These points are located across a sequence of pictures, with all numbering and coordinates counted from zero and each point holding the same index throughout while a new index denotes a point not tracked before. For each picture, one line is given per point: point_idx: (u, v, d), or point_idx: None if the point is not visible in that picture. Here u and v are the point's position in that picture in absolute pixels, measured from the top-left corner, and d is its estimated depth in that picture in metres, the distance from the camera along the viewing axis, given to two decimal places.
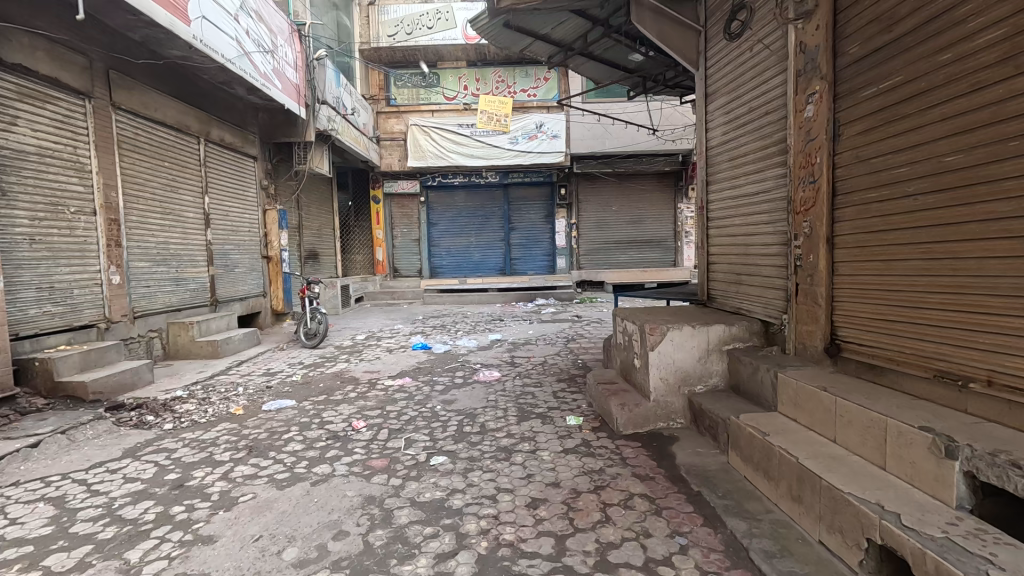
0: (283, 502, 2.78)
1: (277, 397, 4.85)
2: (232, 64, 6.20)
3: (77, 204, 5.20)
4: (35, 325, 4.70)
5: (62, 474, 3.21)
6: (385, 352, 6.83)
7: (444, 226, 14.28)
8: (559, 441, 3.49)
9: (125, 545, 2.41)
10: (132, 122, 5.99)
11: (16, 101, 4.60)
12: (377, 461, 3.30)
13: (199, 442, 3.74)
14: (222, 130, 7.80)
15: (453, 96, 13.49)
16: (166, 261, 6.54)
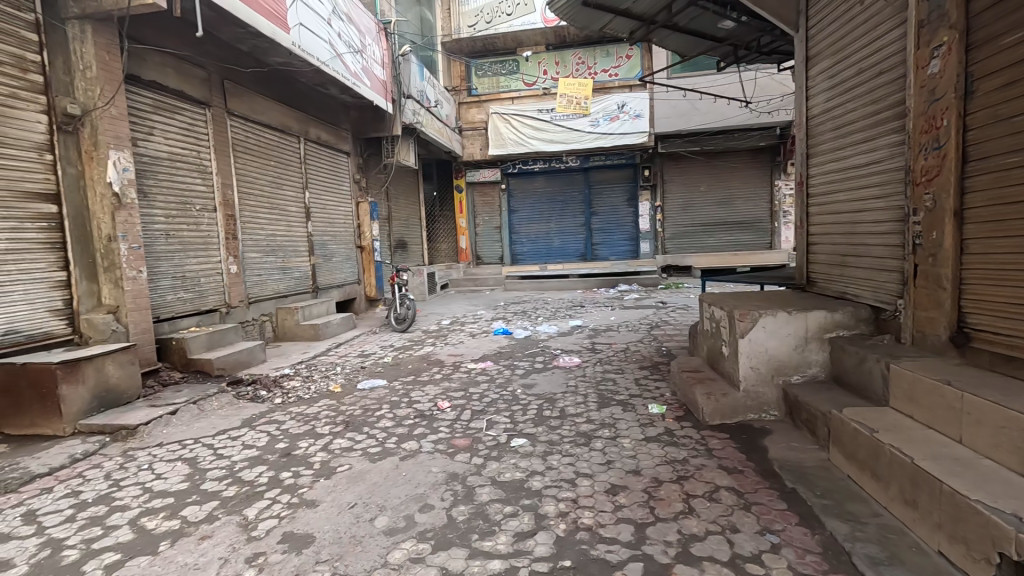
0: (375, 474, 2.98)
1: (369, 377, 5.21)
2: (326, 67, 6.63)
3: (201, 202, 5.86)
4: (171, 309, 5.41)
5: (195, 438, 3.69)
6: (468, 337, 7.06)
7: (524, 212, 14.37)
8: (640, 429, 3.40)
9: (244, 503, 2.72)
10: (243, 126, 6.63)
11: (153, 113, 5.27)
12: (460, 440, 3.44)
13: (304, 416, 4.11)
14: (318, 129, 8.40)
15: (532, 82, 13.50)
16: (274, 252, 7.21)
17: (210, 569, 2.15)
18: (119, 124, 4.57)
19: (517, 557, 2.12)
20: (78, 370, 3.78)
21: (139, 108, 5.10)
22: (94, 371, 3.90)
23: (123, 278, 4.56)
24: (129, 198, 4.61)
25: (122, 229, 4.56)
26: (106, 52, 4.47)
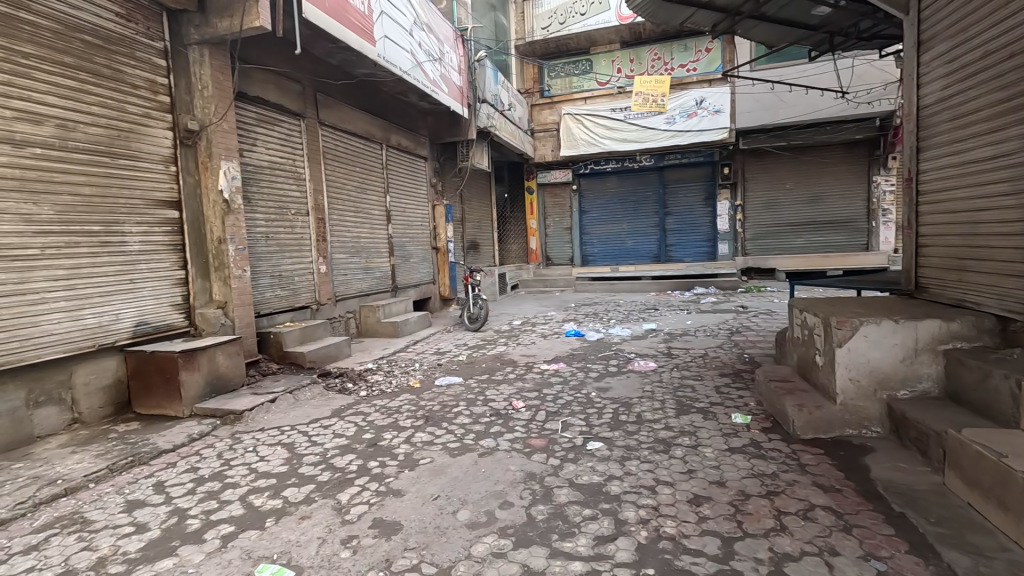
0: (456, 468, 3.09)
1: (446, 374, 5.40)
2: (408, 76, 6.92)
3: (296, 207, 6.34)
4: (270, 306, 5.90)
5: (292, 425, 4.01)
6: (540, 337, 7.11)
7: (595, 213, 14.22)
8: (724, 439, 3.27)
9: (336, 488, 2.92)
10: (333, 135, 7.10)
11: (257, 126, 5.79)
12: (536, 440, 3.48)
13: (388, 409, 4.34)
14: (399, 135, 8.80)
15: (605, 81, 13.32)
16: (358, 253, 7.65)
17: (310, 547, 2.33)
18: (229, 137, 5.06)
19: (599, 560, 2.12)
20: (195, 358, 4.22)
21: (245, 122, 5.62)
22: (207, 360, 4.34)
23: (231, 277, 5.04)
24: (236, 204, 5.10)
25: (230, 232, 5.05)
26: (220, 73, 4.96)
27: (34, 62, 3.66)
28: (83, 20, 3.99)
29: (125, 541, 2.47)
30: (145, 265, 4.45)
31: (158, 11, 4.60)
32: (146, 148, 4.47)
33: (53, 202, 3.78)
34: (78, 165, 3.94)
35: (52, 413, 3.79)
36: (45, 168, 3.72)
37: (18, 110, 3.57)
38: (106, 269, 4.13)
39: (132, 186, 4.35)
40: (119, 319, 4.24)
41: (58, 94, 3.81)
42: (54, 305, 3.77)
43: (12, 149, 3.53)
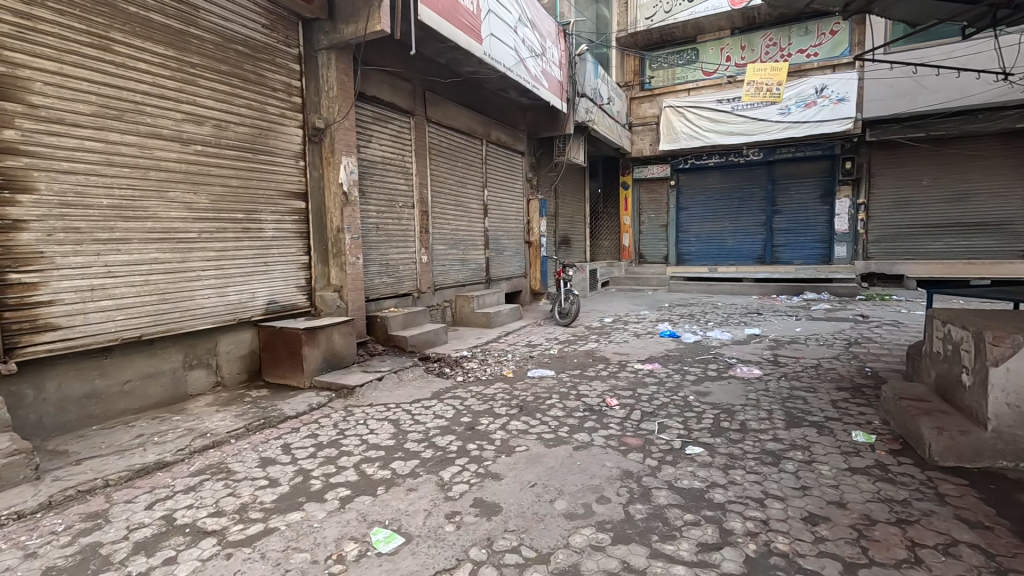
0: (551, 459, 3.14)
1: (538, 366, 5.47)
2: (511, 72, 7.04)
3: (403, 200, 6.74)
4: (377, 292, 6.33)
5: (396, 403, 4.29)
6: (633, 336, 6.95)
7: (694, 210, 13.57)
8: (843, 457, 3.00)
9: (439, 465, 3.08)
10: (438, 131, 7.43)
11: (373, 124, 6.21)
12: (632, 439, 3.42)
13: (484, 395, 4.49)
14: (498, 130, 9.00)
15: (712, 70, 12.65)
16: (457, 245, 7.96)
17: (418, 517, 2.49)
18: (349, 135, 5.50)
19: (703, 567, 2.05)
20: (316, 336, 4.65)
21: (363, 120, 6.06)
22: (325, 338, 4.77)
23: (346, 263, 5.51)
24: (353, 196, 5.56)
25: (347, 222, 5.52)
26: (344, 75, 5.40)
27: (199, 71, 4.22)
28: (237, 33, 4.52)
29: (262, 492, 2.81)
30: (277, 250, 4.98)
31: (295, 20, 5.09)
32: (282, 145, 4.98)
33: (209, 192, 4.33)
34: (229, 160, 4.49)
35: (202, 375, 4.39)
36: (204, 163, 4.28)
37: (186, 112, 4.14)
38: (247, 253, 4.68)
39: (269, 179, 4.88)
40: (255, 297, 4.78)
41: (216, 98, 4.36)
42: (206, 282, 4.33)
43: (180, 146, 4.10)
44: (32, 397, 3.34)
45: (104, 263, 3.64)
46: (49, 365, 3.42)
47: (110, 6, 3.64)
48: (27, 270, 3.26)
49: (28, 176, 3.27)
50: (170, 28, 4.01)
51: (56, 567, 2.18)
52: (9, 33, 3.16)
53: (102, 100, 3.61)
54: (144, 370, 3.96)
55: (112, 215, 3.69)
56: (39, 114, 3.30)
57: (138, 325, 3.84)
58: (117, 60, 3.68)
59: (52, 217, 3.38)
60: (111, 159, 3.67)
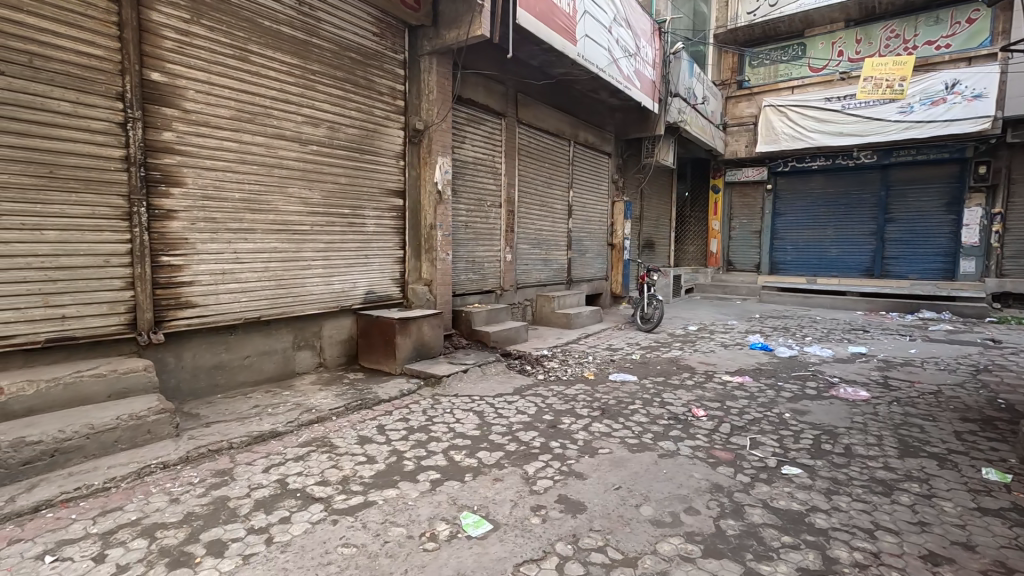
0: (636, 464, 3.10)
1: (620, 370, 5.40)
2: (603, 73, 6.98)
3: (492, 199, 6.92)
4: (463, 287, 6.56)
5: (481, 396, 4.43)
6: (721, 346, 6.64)
7: (793, 216, 12.68)
8: (970, 496, 2.69)
9: (523, 460, 3.15)
10: (527, 132, 7.55)
11: (467, 125, 6.43)
12: (722, 452, 3.29)
13: (565, 395, 4.52)
14: (586, 131, 8.97)
15: (821, 67, 11.75)
16: (540, 245, 8.05)
17: (505, 507, 2.56)
18: (445, 136, 5.74)
19: None
20: (408, 325, 4.93)
21: (458, 122, 6.30)
22: (416, 329, 5.03)
23: (436, 259, 5.75)
24: (446, 195, 5.79)
25: (439, 219, 5.76)
26: (443, 79, 5.66)
27: (319, 78, 4.61)
28: (351, 41, 4.88)
29: (361, 467, 3.03)
30: (376, 244, 5.32)
31: (402, 28, 5.41)
32: (385, 145, 5.31)
33: (321, 188, 4.72)
34: (339, 159, 4.86)
35: (307, 356, 4.79)
36: (318, 161, 4.68)
37: (306, 115, 4.54)
38: (350, 245, 5.04)
39: (372, 177, 5.22)
40: (355, 287, 5.14)
41: (331, 102, 4.74)
42: (315, 271, 4.72)
43: (299, 146, 4.52)
44: (172, 363, 3.82)
45: (233, 251, 4.09)
46: (186, 338, 3.90)
47: (249, 21, 4.08)
48: (174, 254, 3.75)
49: (178, 171, 3.74)
50: (296, 39, 4.42)
51: (195, 512, 2.50)
52: (171, 47, 3.65)
53: (238, 105, 4.06)
54: (260, 348, 4.40)
55: (241, 208, 4.13)
56: (189, 118, 3.78)
57: (257, 307, 4.28)
58: (253, 69, 4.13)
59: (196, 208, 3.85)
60: (243, 157, 4.11)
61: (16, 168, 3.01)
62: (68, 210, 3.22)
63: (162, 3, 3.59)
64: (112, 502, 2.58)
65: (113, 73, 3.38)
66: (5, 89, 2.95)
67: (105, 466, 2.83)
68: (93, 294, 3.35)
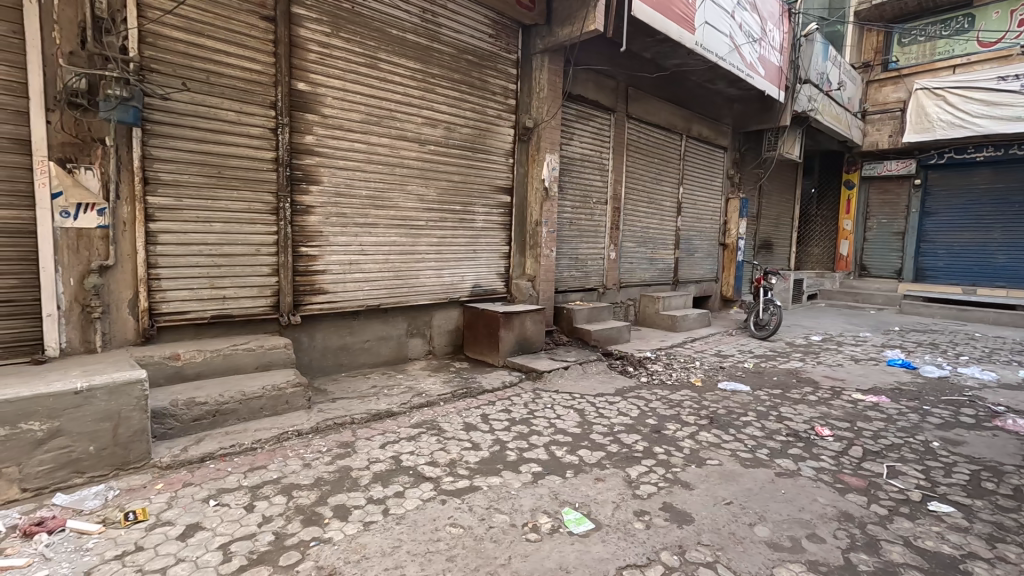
0: (748, 479, 2.90)
1: (730, 379, 5.06)
2: (723, 61, 6.52)
3: (598, 196, 6.83)
4: (566, 284, 6.56)
5: (582, 394, 4.42)
6: (851, 360, 5.95)
7: (946, 216, 10.98)
8: None
9: (625, 462, 3.09)
10: (637, 127, 7.34)
11: (575, 121, 6.40)
12: (852, 478, 2.95)
13: (670, 400, 4.34)
14: (700, 125, 8.51)
15: (993, 41, 9.94)
16: (646, 244, 7.80)
17: (607, 508, 2.54)
18: (554, 133, 5.77)
19: None
20: (512, 319, 5.05)
21: (568, 119, 6.30)
22: (519, 323, 5.13)
23: (541, 255, 5.82)
24: (553, 192, 5.83)
25: (545, 216, 5.81)
26: (554, 77, 5.70)
27: (438, 81, 4.87)
28: (469, 43, 5.08)
29: (467, 453, 3.17)
30: (484, 240, 5.50)
31: (517, 28, 5.52)
32: (496, 143, 5.48)
33: (436, 185, 4.98)
34: (454, 157, 5.09)
35: (419, 343, 5.11)
36: (435, 160, 4.94)
37: (425, 117, 4.82)
38: (461, 240, 5.27)
39: (484, 175, 5.40)
40: (463, 280, 5.37)
41: (448, 103, 4.98)
42: (428, 263, 5.01)
43: (419, 146, 4.81)
44: (306, 343, 4.28)
45: (359, 244, 4.47)
46: (318, 321, 4.34)
47: (379, 32, 4.42)
48: (311, 245, 4.19)
49: (317, 170, 4.17)
50: (419, 45, 4.70)
51: (324, 478, 2.79)
52: (314, 59, 4.06)
53: (368, 109, 4.41)
54: (378, 333, 4.77)
55: (367, 204, 4.50)
56: (327, 122, 4.19)
57: (377, 296, 4.64)
58: (382, 76, 4.47)
59: (330, 204, 4.26)
60: (371, 157, 4.48)
61: (194, 170, 3.55)
62: (231, 205, 3.73)
63: (309, 20, 4.01)
64: (258, 460, 2.96)
65: (268, 85, 3.85)
66: (189, 103, 3.49)
67: (253, 429, 3.25)
68: (246, 278, 3.86)
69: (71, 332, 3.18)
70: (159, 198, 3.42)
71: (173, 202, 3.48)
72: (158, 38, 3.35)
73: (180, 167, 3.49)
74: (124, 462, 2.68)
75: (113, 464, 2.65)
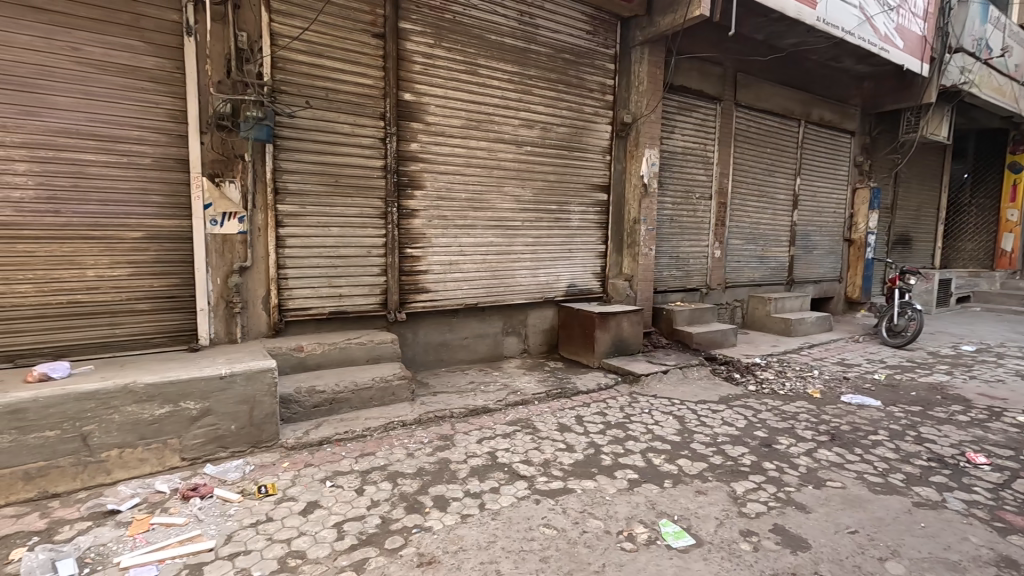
0: (878, 507, 2.57)
1: (856, 392, 4.52)
2: (851, 36, 5.83)
3: (701, 191, 6.46)
4: (665, 284, 6.29)
5: (682, 400, 4.21)
6: (1015, 376, 5.02)
7: None
8: None
9: (730, 476, 2.89)
10: (747, 115, 6.82)
11: (677, 114, 6.10)
12: (1016, 517, 2.50)
13: (782, 412, 3.99)
14: (822, 108, 7.69)
15: None
16: (756, 241, 7.22)
17: (710, 524, 2.39)
18: (655, 127, 5.55)
19: None
20: (608, 320, 4.95)
21: (669, 111, 6.02)
22: (616, 324, 5.02)
23: (639, 254, 5.64)
24: (652, 188, 5.61)
25: (644, 214, 5.61)
26: (655, 69, 5.48)
27: (535, 82, 4.91)
28: (567, 42, 5.06)
29: (562, 453, 3.16)
30: (579, 239, 5.45)
31: (615, 22, 5.38)
32: (593, 141, 5.39)
33: (533, 185, 5.03)
34: (550, 157, 5.11)
35: (514, 342, 5.19)
36: (531, 160, 4.99)
37: (522, 118, 4.88)
38: (556, 240, 5.27)
39: (580, 173, 5.35)
40: (559, 279, 5.36)
41: (545, 103, 5.00)
42: (524, 263, 5.08)
43: (516, 147, 4.89)
44: (411, 339, 4.55)
45: (459, 245, 4.65)
46: (421, 318, 4.58)
47: (479, 38, 4.55)
48: (416, 246, 4.43)
49: (421, 175, 4.40)
50: (517, 48, 4.77)
51: (426, 468, 2.94)
52: (419, 70, 4.29)
53: (467, 115, 4.57)
54: (476, 331, 4.92)
55: (466, 207, 4.66)
56: (431, 129, 4.41)
57: (475, 295, 4.79)
58: (481, 81, 4.60)
59: (432, 207, 4.48)
60: (470, 161, 4.63)
61: (315, 179, 3.92)
62: (345, 211, 4.07)
63: (414, 33, 4.23)
64: (368, 447, 3.20)
65: (378, 98, 4.13)
66: (311, 119, 3.86)
67: (364, 417, 3.52)
68: (358, 278, 4.18)
69: (218, 325, 3.67)
70: (287, 207, 3.82)
71: (298, 209, 3.87)
72: (287, 63, 3.73)
73: (303, 177, 3.87)
74: (258, 441, 3.04)
75: (249, 442, 3.01)
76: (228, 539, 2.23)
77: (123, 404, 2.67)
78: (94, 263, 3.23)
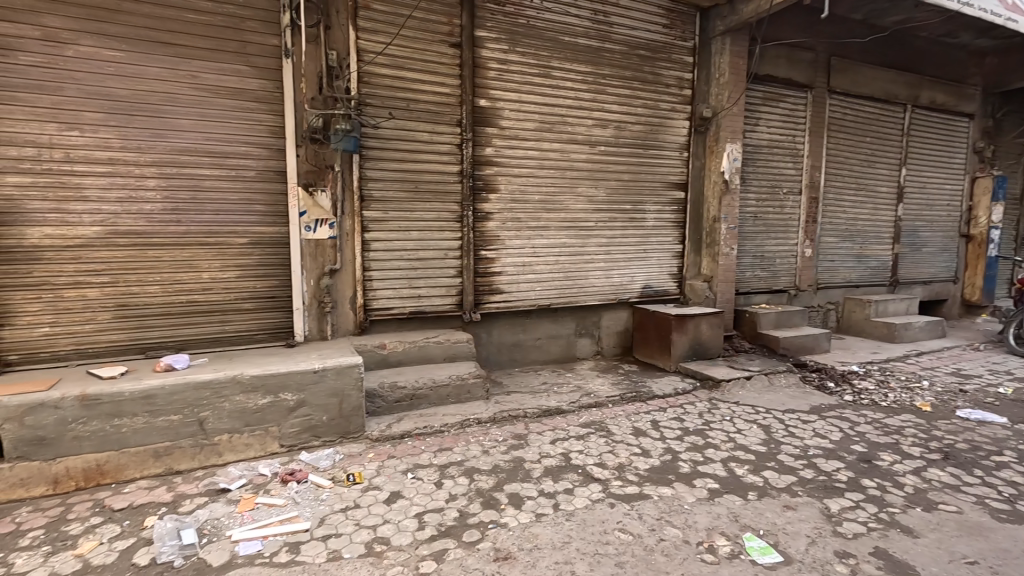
0: (1003, 537, 2.28)
1: (976, 407, 4.02)
2: (970, 7, 5.19)
3: (789, 185, 6.05)
4: (748, 286, 5.96)
5: (767, 408, 3.97)
6: None
7: None
8: None
9: (823, 492, 2.69)
10: (842, 102, 6.29)
11: (762, 105, 5.76)
12: None
13: (884, 425, 3.64)
14: (933, 90, 6.92)
15: None
16: (853, 238, 6.64)
17: (800, 541, 2.25)
18: (737, 121, 5.27)
19: None
20: (686, 322, 4.78)
21: (753, 103, 5.70)
22: (694, 327, 4.83)
23: (719, 254, 5.37)
24: (734, 184, 5.34)
25: (725, 211, 5.35)
26: (737, 59, 5.21)
27: (609, 81, 4.84)
28: (642, 38, 4.95)
29: (637, 458, 3.10)
30: (655, 239, 5.30)
31: (694, 13, 5.18)
32: (670, 137, 5.23)
33: (606, 185, 4.97)
34: (624, 156, 5.02)
35: (587, 343, 5.16)
36: (605, 159, 4.93)
37: (595, 118, 4.84)
38: (631, 240, 5.16)
39: (656, 172, 5.21)
40: (633, 280, 5.25)
41: (619, 102, 4.92)
42: (597, 264, 5.02)
43: (589, 147, 4.85)
44: (485, 339, 4.66)
45: (532, 247, 4.70)
46: (495, 318, 4.68)
47: (552, 41, 4.57)
48: (490, 249, 4.54)
49: (495, 179, 4.49)
50: (591, 48, 4.73)
51: (500, 466, 3.01)
52: (494, 76, 4.39)
53: (541, 117, 4.61)
54: (549, 331, 4.94)
55: (539, 209, 4.70)
56: (505, 133, 4.49)
57: (548, 296, 4.81)
58: (555, 83, 4.62)
59: (506, 210, 4.56)
60: (543, 163, 4.66)
61: (397, 186, 4.13)
62: (425, 215, 4.25)
63: (489, 40, 4.34)
64: (446, 442, 3.32)
65: (455, 106, 4.28)
66: (393, 129, 4.07)
67: (442, 413, 3.66)
68: (436, 279, 4.34)
69: (311, 323, 3.97)
70: (371, 212, 4.06)
71: (381, 215, 4.09)
72: (371, 77, 3.96)
73: (386, 184, 4.09)
74: (346, 432, 3.25)
75: (339, 433, 3.24)
76: (321, 521, 2.42)
77: (232, 394, 2.97)
78: (209, 266, 3.62)
